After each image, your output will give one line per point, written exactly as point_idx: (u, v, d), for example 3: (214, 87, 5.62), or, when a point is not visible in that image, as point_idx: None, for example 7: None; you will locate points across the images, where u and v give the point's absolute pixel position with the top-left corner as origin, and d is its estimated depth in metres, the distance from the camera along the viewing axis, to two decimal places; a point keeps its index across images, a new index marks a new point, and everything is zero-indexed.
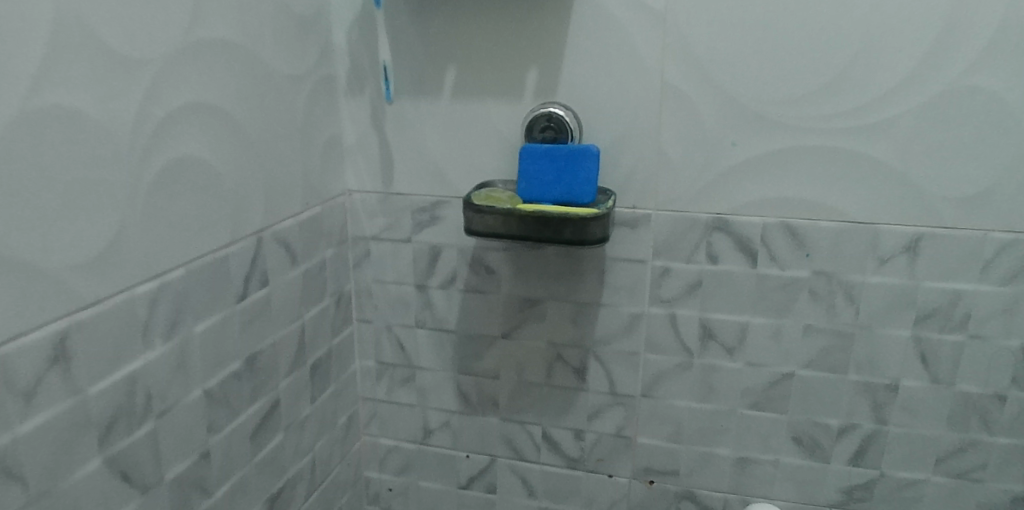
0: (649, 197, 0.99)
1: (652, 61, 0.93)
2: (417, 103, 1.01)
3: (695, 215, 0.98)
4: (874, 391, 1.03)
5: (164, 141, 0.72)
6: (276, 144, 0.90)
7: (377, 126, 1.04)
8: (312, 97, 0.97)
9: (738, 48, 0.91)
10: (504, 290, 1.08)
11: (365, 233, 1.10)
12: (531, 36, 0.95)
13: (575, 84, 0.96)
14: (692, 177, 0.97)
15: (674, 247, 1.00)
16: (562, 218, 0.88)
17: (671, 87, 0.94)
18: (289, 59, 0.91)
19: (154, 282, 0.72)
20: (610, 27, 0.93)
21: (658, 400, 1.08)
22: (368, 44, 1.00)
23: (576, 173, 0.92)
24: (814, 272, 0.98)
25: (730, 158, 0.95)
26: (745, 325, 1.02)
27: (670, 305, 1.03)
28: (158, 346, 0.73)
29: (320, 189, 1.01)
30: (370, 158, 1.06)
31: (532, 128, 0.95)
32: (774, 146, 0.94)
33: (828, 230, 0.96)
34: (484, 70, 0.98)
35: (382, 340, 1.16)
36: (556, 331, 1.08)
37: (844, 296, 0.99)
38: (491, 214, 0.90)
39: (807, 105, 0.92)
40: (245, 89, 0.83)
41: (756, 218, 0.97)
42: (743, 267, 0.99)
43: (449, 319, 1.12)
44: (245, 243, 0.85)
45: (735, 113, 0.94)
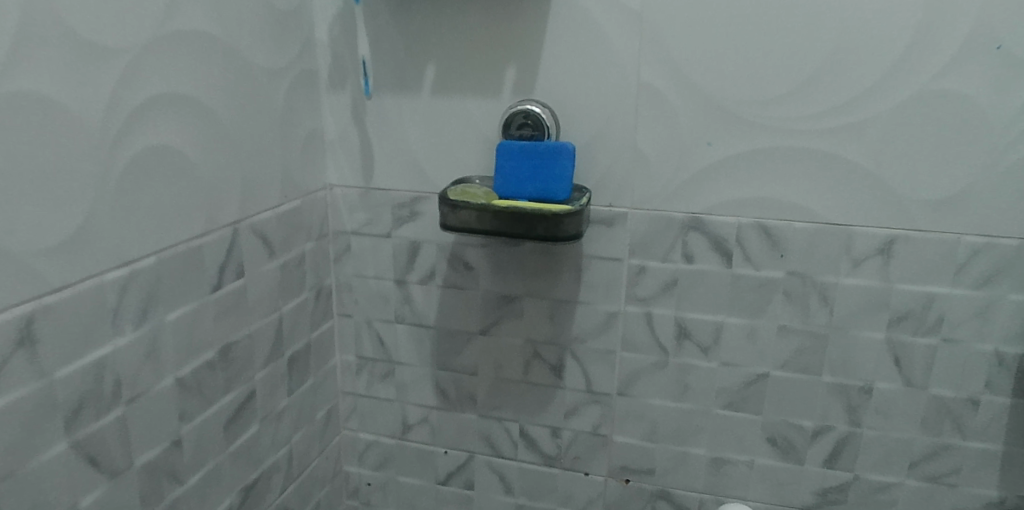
0: (625, 196, 0.99)
1: (628, 61, 0.94)
2: (397, 99, 1.02)
3: (671, 215, 0.99)
4: (847, 393, 1.03)
5: (135, 131, 0.73)
6: (253, 137, 0.91)
7: (357, 121, 1.05)
8: (292, 90, 0.98)
9: (713, 49, 0.92)
10: (482, 286, 1.08)
11: (346, 227, 1.11)
12: (509, 33, 0.96)
13: (552, 82, 0.97)
14: (668, 176, 0.98)
15: (649, 246, 1.01)
16: (536, 214, 0.88)
17: (647, 86, 0.95)
18: (268, 53, 0.92)
19: (125, 269, 0.73)
20: (587, 26, 0.94)
21: (634, 399, 1.09)
22: (349, 39, 1.02)
23: (552, 170, 0.93)
24: (788, 273, 0.99)
25: (705, 158, 0.96)
26: (720, 324, 1.02)
27: (645, 304, 1.03)
28: (128, 333, 0.74)
29: (300, 183, 1.02)
30: (351, 153, 1.07)
31: (510, 125, 0.96)
32: (749, 147, 0.95)
33: (803, 231, 0.97)
34: (462, 66, 0.99)
35: (363, 335, 1.17)
36: (533, 328, 1.08)
37: (818, 297, 1.00)
38: (465, 209, 0.90)
39: (780, 106, 0.93)
40: (221, 82, 0.84)
41: (731, 218, 0.98)
42: (718, 267, 1.00)
43: (428, 314, 1.12)
44: (220, 234, 0.86)
45: (710, 113, 0.94)
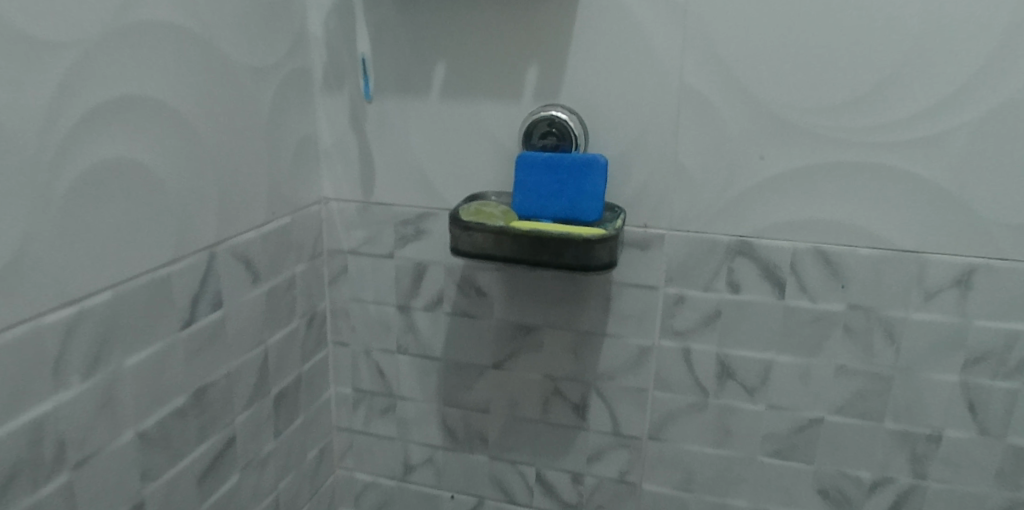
0: (662, 215, 0.86)
1: (670, 60, 0.81)
2: (401, 102, 0.89)
3: (715, 237, 0.86)
4: (912, 442, 0.90)
5: (84, 143, 0.60)
6: (234, 146, 0.78)
7: (356, 127, 0.92)
8: (280, 92, 0.85)
9: (769, 48, 0.79)
10: (496, 315, 0.95)
11: (342, 245, 0.98)
12: (530, 28, 0.83)
13: (580, 85, 0.84)
14: (713, 194, 0.84)
15: (690, 273, 0.88)
16: (563, 239, 0.75)
17: (691, 91, 0.81)
18: (251, 49, 0.79)
19: (72, 308, 0.61)
20: (622, 21, 0.81)
21: (667, 444, 0.96)
22: (347, 34, 0.89)
23: (581, 186, 0.80)
24: (850, 306, 0.86)
25: (757, 174, 0.83)
26: (769, 363, 0.90)
27: (684, 338, 0.90)
28: (75, 385, 0.62)
29: (289, 197, 0.89)
30: (348, 162, 0.94)
31: (532, 133, 0.83)
32: (809, 161, 0.82)
33: (868, 258, 0.84)
34: (477, 67, 0.86)
35: (361, 365, 1.04)
36: (554, 363, 0.96)
37: (882, 334, 0.87)
38: (480, 231, 0.77)
39: (845, 115, 0.80)
40: (193, 83, 0.71)
41: (785, 242, 0.85)
42: (768, 298, 0.87)
43: (434, 345, 0.99)
44: (193, 259, 0.73)
45: (764, 122, 0.81)
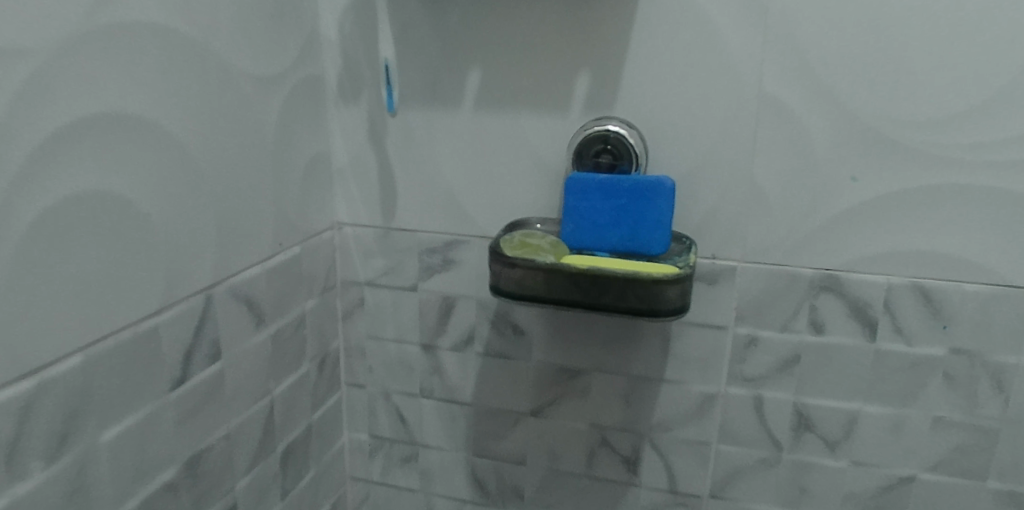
0: (734, 245, 0.74)
1: (745, 65, 0.69)
2: (428, 114, 0.77)
3: (796, 271, 0.73)
4: (1020, 503, 0.77)
5: (41, 175, 0.48)
6: (234, 170, 0.66)
7: (375, 143, 0.80)
8: (288, 105, 0.73)
9: (865, 49, 0.66)
10: (536, 356, 0.83)
11: (359, 276, 0.86)
12: (582, 29, 0.71)
13: (640, 94, 0.71)
14: (794, 221, 0.72)
15: (765, 311, 0.76)
16: (628, 279, 0.63)
17: (771, 101, 0.69)
18: (255, 55, 0.67)
19: (33, 380, 0.49)
20: (689, 20, 0.69)
21: (732, 503, 0.83)
22: (366, 37, 0.77)
23: (644, 213, 0.68)
24: (951, 351, 0.73)
25: (848, 198, 0.70)
26: (855, 414, 0.77)
27: (755, 385, 0.78)
28: (37, 473, 0.50)
29: (299, 225, 0.77)
30: (366, 183, 0.82)
31: (583, 152, 0.71)
32: (910, 182, 0.68)
33: (975, 296, 0.70)
34: (518, 74, 0.73)
35: (378, 410, 0.92)
36: (602, 410, 0.83)
37: (990, 382, 0.73)
38: (528, 269, 0.65)
39: (956, 128, 0.66)
40: (184, 97, 0.59)
41: (878, 277, 0.72)
42: (857, 341, 0.75)
43: (462, 388, 0.87)
44: (185, 306, 0.61)
45: (857, 138, 0.68)
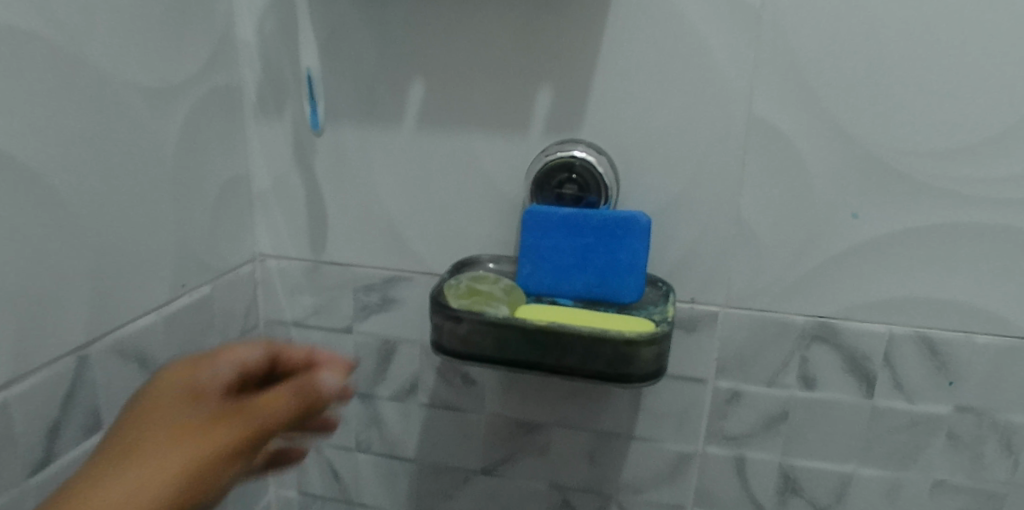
0: (717, 288, 0.65)
1: (730, 85, 0.59)
2: (363, 133, 0.66)
3: (787, 318, 0.64)
4: None
5: None
6: (117, 201, 0.54)
7: (302, 164, 0.68)
8: (192, 120, 0.61)
9: (867, 68, 0.57)
10: (488, 409, 0.72)
11: (284, 316, 0.74)
12: (541, 38, 0.60)
13: (609, 115, 0.62)
14: (784, 261, 0.63)
15: (749, 362, 0.66)
16: (595, 338, 0.53)
17: (761, 126, 0.60)
18: (144, 63, 0.55)
19: None
20: (667, 30, 0.59)
21: None
22: (288, 41, 0.65)
23: (616, 254, 0.58)
24: (957, 408, 0.64)
25: (846, 237, 0.61)
26: (848, 477, 0.68)
27: (737, 444, 0.69)
28: None
29: (209, 260, 0.65)
30: (292, 209, 0.70)
31: (544, 182, 0.61)
32: (920, 221, 0.60)
33: (987, 348, 0.62)
34: (467, 88, 0.63)
35: (309, 465, 0.80)
36: (563, 469, 0.73)
37: (999, 444, 0.64)
38: (476, 323, 0.55)
39: (971, 160, 0.58)
40: (36, 114, 0.48)
41: (879, 326, 0.63)
42: (853, 397, 0.65)
43: (404, 442, 0.76)
44: (49, 373, 0.50)
45: (859, 169, 0.59)
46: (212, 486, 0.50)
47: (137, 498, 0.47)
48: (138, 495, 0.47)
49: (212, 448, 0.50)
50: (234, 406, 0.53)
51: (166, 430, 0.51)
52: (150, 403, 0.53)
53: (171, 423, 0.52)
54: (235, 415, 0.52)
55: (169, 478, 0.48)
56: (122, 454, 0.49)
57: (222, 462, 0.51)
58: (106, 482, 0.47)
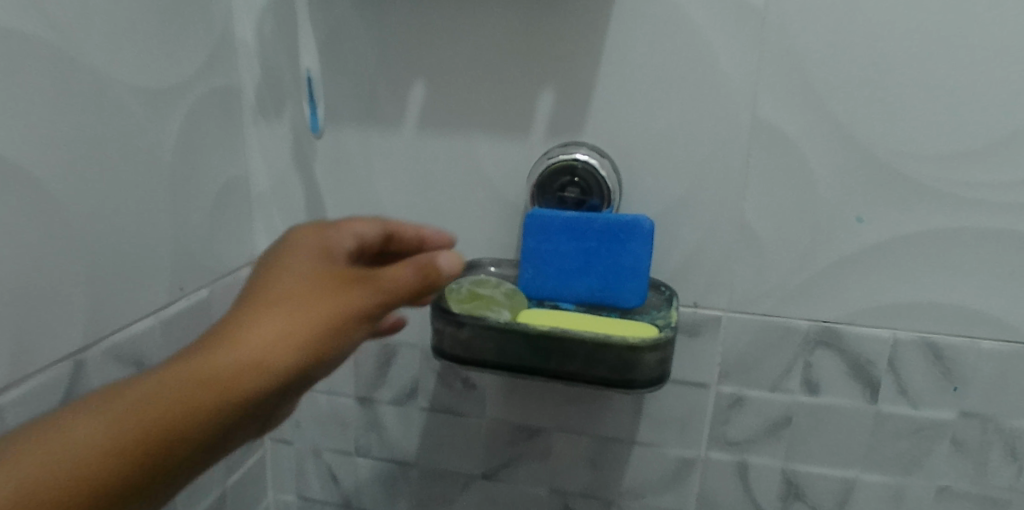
0: (720, 292, 0.64)
1: (734, 87, 0.59)
2: (363, 135, 0.65)
3: (791, 322, 0.64)
4: None
5: None
6: (114, 204, 0.54)
7: (301, 166, 0.68)
8: (191, 122, 0.60)
9: (873, 70, 0.56)
10: (488, 413, 0.72)
11: None
12: (544, 39, 0.60)
13: (612, 118, 0.61)
14: (788, 265, 0.62)
15: (752, 367, 0.66)
16: (597, 344, 0.53)
17: (765, 129, 0.59)
18: (142, 64, 0.55)
19: None
20: (671, 31, 0.58)
21: None
22: (287, 42, 0.64)
23: (618, 258, 0.57)
24: (962, 414, 0.63)
25: (851, 242, 0.60)
26: (851, 483, 0.67)
27: (739, 449, 0.68)
28: None
29: (207, 263, 0.64)
30: (291, 211, 0.69)
31: (546, 185, 0.60)
32: (925, 225, 0.59)
33: (993, 354, 0.61)
34: (469, 90, 0.62)
35: (307, 468, 0.79)
36: (565, 474, 0.72)
37: (1004, 450, 0.64)
38: (477, 328, 0.55)
39: (978, 163, 0.57)
40: (32, 116, 0.47)
41: (884, 331, 0.62)
42: (857, 402, 0.65)
43: (404, 447, 0.75)
44: (44, 378, 0.50)
45: (864, 172, 0.59)
46: (341, 344, 0.46)
47: (277, 345, 0.44)
48: (281, 337, 0.44)
49: (336, 316, 0.45)
50: (363, 272, 0.47)
51: (293, 282, 0.46)
52: (278, 259, 0.48)
53: (299, 274, 0.47)
54: (362, 277, 0.47)
55: (295, 339, 0.44)
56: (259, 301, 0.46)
57: (353, 324, 0.46)
58: (255, 326, 0.44)
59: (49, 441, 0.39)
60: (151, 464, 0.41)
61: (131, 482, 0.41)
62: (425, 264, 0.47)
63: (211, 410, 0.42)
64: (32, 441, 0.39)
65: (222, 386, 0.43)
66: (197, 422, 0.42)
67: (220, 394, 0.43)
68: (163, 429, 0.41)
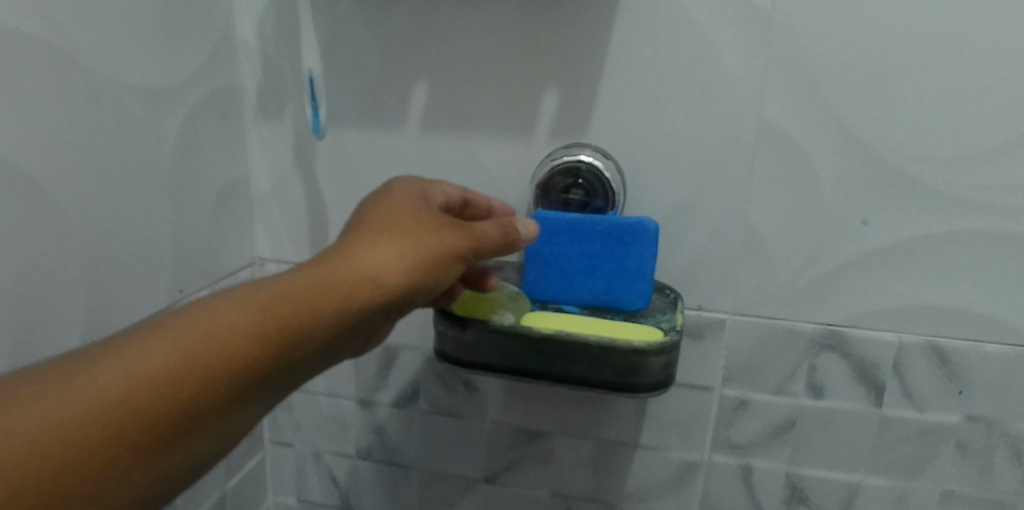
0: (724, 295, 0.64)
1: (739, 88, 0.58)
2: (364, 136, 0.65)
3: (795, 326, 0.63)
4: None
5: None
6: (114, 205, 0.53)
7: (302, 166, 0.67)
8: (191, 122, 0.60)
9: (880, 72, 0.56)
10: (490, 416, 0.71)
11: None
12: (547, 40, 0.59)
13: (616, 119, 0.61)
14: (793, 268, 0.62)
15: (756, 370, 0.65)
16: (602, 347, 0.52)
17: (770, 130, 0.59)
18: (143, 63, 0.54)
19: None
20: (676, 32, 0.58)
21: None
22: (288, 42, 0.64)
23: (623, 261, 0.57)
24: (967, 418, 0.63)
25: (856, 245, 0.60)
26: (855, 487, 0.67)
27: (743, 453, 0.68)
28: None
29: (207, 265, 0.64)
30: (291, 212, 0.69)
31: (550, 187, 0.59)
32: (930, 228, 0.59)
33: (997, 357, 0.61)
34: (472, 91, 0.62)
35: (307, 471, 0.79)
36: (567, 477, 0.72)
37: (1009, 453, 0.63)
38: (481, 331, 0.55)
39: (984, 166, 0.57)
40: (30, 116, 0.46)
41: (888, 334, 0.62)
42: (861, 406, 0.64)
43: (405, 449, 0.75)
44: None
45: (869, 174, 0.58)
46: (440, 276, 0.47)
47: (389, 266, 0.46)
48: (392, 262, 0.46)
49: (444, 248, 0.47)
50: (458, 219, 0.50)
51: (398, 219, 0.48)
52: (390, 197, 0.50)
53: (405, 209, 0.49)
54: (460, 223, 0.49)
55: (405, 263, 0.46)
56: (369, 229, 0.47)
57: (453, 259, 0.48)
58: (369, 247, 0.46)
59: (187, 331, 0.42)
60: (270, 362, 0.44)
61: (251, 376, 0.43)
62: (509, 227, 0.51)
63: (323, 321, 0.45)
64: (171, 329, 0.42)
65: (337, 296, 0.45)
66: (311, 330, 0.45)
67: (332, 306, 0.45)
68: (283, 330, 0.44)
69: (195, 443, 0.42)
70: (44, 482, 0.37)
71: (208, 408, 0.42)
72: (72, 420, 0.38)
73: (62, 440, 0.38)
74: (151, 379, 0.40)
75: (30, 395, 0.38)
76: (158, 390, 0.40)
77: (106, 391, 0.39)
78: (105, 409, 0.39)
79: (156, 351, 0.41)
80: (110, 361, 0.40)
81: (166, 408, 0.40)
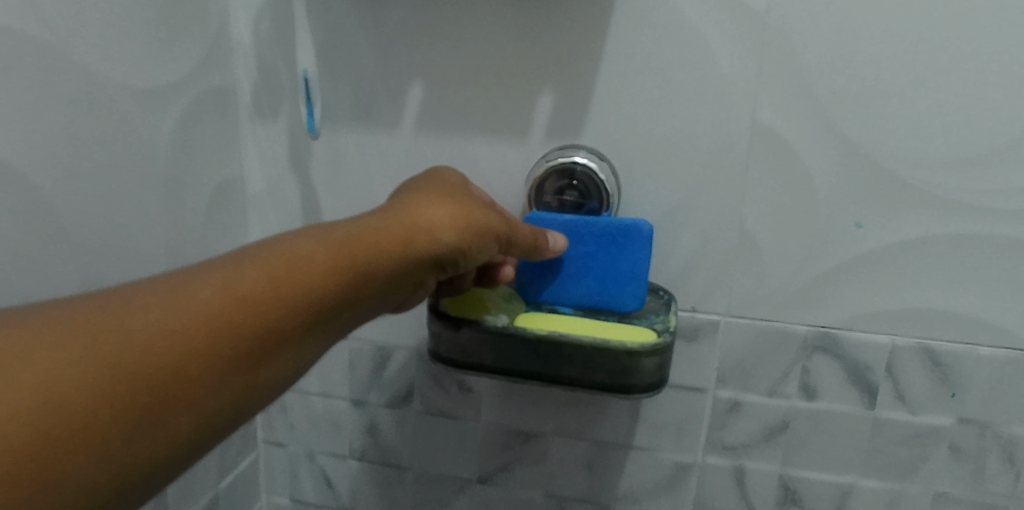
0: (718, 298, 0.64)
1: (734, 91, 0.58)
2: (360, 137, 0.65)
3: (789, 328, 0.63)
4: None
5: None
6: (108, 204, 0.53)
7: (297, 167, 0.67)
8: (186, 123, 0.60)
9: (875, 76, 0.56)
10: (484, 417, 0.71)
11: None
12: (543, 42, 0.59)
13: (611, 121, 0.61)
14: (786, 271, 0.62)
15: (749, 372, 0.65)
16: (596, 348, 0.52)
17: (765, 133, 0.59)
18: (138, 62, 0.54)
19: None
20: (671, 36, 0.58)
21: None
22: (284, 43, 0.64)
23: (617, 262, 0.57)
24: (960, 421, 0.63)
25: (849, 247, 0.60)
26: (848, 489, 0.67)
27: (736, 455, 0.68)
28: None
29: None
30: (286, 213, 0.69)
31: (544, 188, 0.60)
32: (923, 231, 0.59)
33: (990, 360, 0.61)
34: (467, 92, 0.62)
35: (301, 471, 0.79)
36: (560, 479, 0.72)
37: (1001, 456, 0.63)
38: (475, 332, 0.55)
39: (978, 170, 0.57)
40: (24, 116, 0.46)
41: (882, 337, 0.62)
42: (854, 409, 0.64)
43: (399, 450, 0.75)
44: None
45: (863, 178, 0.58)
46: (490, 243, 0.50)
47: (448, 222, 0.48)
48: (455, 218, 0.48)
49: (494, 218, 0.50)
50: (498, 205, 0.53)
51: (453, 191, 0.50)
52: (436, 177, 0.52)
53: (458, 186, 0.51)
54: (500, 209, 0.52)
55: (462, 221, 0.48)
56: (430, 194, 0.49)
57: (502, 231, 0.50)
58: (433, 205, 0.48)
59: (272, 260, 0.42)
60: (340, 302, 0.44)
61: (328, 312, 0.43)
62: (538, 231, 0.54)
63: (391, 265, 0.45)
64: (259, 258, 0.42)
65: (406, 243, 0.46)
66: (378, 274, 0.45)
67: (403, 251, 0.46)
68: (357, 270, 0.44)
69: (276, 370, 0.42)
70: (153, 388, 0.36)
71: (289, 334, 0.42)
72: (176, 334, 0.37)
73: (166, 353, 0.37)
74: (246, 299, 0.40)
75: (133, 306, 0.37)
76: (251, 310, 0.40)
77: (211, 307, 0.39)
78: (208, 325, 0.38)
79: (245, 277, 0.41)
80: (207, 281, 0.40)
81: (256, 330, 0.40)
